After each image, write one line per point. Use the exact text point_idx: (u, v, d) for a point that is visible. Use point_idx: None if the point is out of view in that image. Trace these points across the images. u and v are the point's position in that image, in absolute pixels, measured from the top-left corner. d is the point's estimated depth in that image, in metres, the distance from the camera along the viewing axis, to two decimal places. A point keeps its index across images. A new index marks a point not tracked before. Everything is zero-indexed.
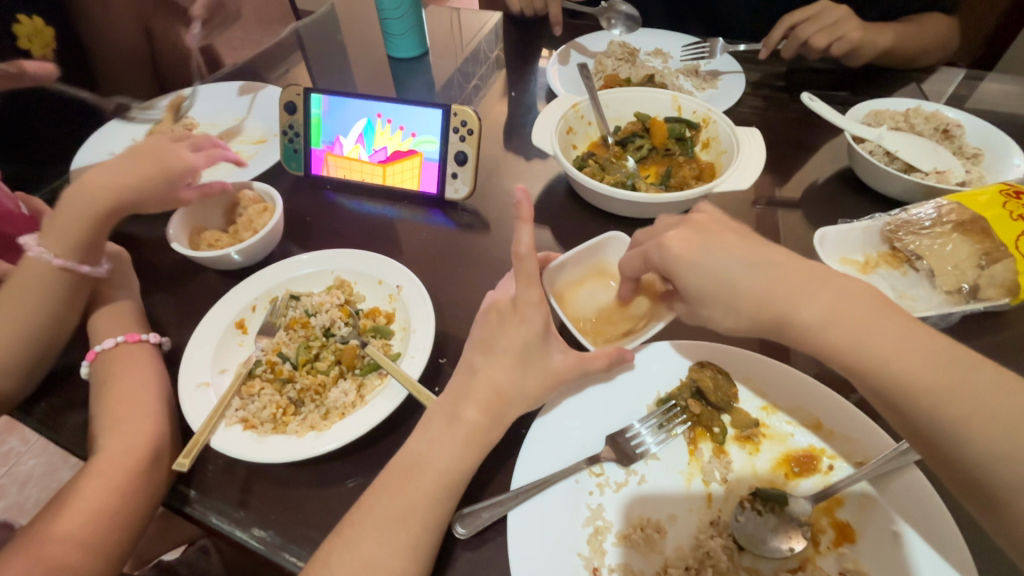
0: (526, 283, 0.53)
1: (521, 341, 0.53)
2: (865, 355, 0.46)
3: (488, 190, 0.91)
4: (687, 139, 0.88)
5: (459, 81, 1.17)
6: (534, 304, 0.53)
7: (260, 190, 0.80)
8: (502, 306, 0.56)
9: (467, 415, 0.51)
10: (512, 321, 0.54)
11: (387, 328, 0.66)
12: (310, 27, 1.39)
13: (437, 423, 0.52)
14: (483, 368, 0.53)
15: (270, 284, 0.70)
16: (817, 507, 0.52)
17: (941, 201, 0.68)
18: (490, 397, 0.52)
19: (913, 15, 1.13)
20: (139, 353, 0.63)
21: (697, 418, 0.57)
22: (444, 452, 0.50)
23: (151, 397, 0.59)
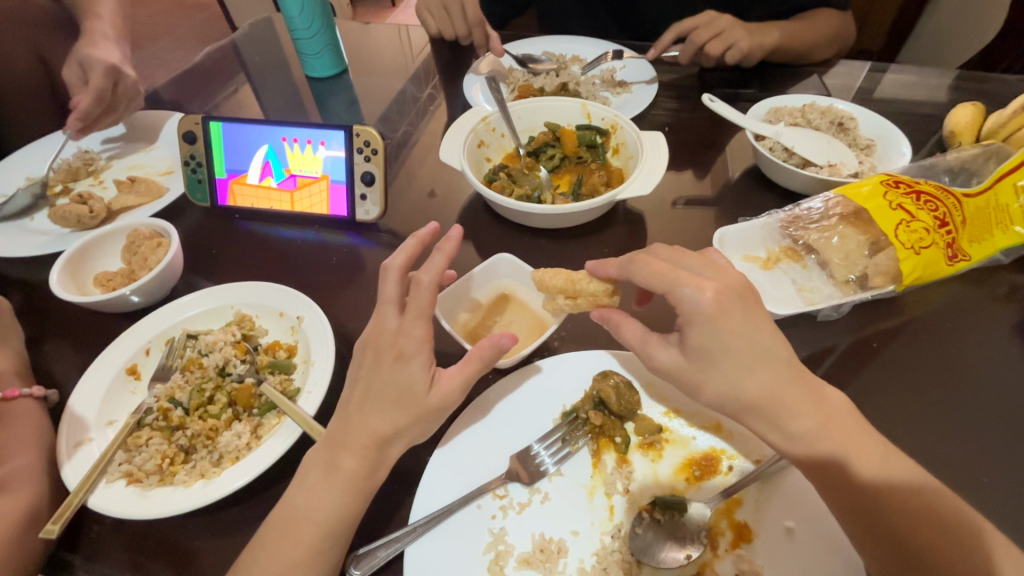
0: (414, 317, 0.50)
1: (396, 381, 0.49)
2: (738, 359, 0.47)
3: (407, 209, 0.90)
4: (598, 145, 0.89)
5: (410, 95, 1.15)
6: (416, 341, 0.49)
7: (154, 226, 0.76)
8: (381, 341, 0.51)
9: (343, 462, 0.48)
10: (388, 359, 0.50)
11: (288, 362, 0.64)
12: (246, 40, 1.35)
13: (314, 472, 0.49)
14: (355, 414, 0.50)
15: (164, 325, 0.67)
16: (717, 510, 0.52)
17: (829, 195, 0.70)
18: (366, 441, 0.49)
19: (815, 13, 1.17)
20: (19, 409, 0.59)
21: (599, 429, 0.57)
22: (330, 498, 0.48)
23: (28, 458, 0.55)
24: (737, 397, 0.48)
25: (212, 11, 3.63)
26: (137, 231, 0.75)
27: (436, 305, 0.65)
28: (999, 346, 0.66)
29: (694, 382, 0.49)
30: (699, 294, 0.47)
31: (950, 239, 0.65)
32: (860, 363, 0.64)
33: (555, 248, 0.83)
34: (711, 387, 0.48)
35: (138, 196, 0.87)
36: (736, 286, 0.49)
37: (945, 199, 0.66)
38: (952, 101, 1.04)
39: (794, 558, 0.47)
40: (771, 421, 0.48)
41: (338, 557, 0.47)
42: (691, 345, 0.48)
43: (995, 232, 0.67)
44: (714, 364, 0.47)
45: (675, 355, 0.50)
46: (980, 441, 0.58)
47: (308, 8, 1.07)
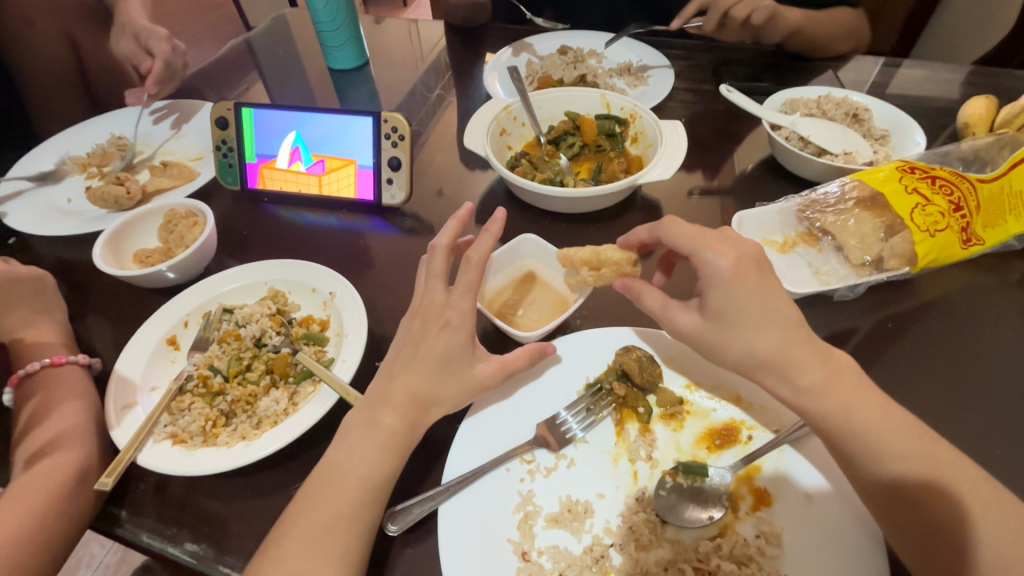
0: (462, 291, 0.54)
1: (441, 347, 0.53)
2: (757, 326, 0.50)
3: (431, 195, 0.93)
4: (617, 134, 0.91)
5: (418, 92, 1.18)
6: (463, 313, 0.53)
7: (190, 206, 0.79)
8: (430, 311, 0.55)
9: (384, 419, 0.51)
10: (434, 327, 0.53)
11: (321, 334, 0.66)
12: (260, 37, 1.39)
13: (355, 430, 0.52)
14: (400, 373, 0.53)
15: (201, 298, 0.70)
16: (738, 476, 0.54)
17: (845, 179, 0.72)
18: (406, 400, 0.52)
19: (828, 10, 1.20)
20: (66, 375, 0.62)
21: (622, 400, 0.59)
22: (369, 457, 0.50)
23: (78, 419, 0.58)
24: (753, 357, 0.50)
25: (228, 10, 3.68)
26: (173, 210, 0.78)
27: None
28: (1013, 328, 0.67)
29: (714, 344, 0.52)
30: (719, 259, 0.50)
31: (965, 223, 0.67)
32: (875, 342, 0.66)
33: (575, 232, 0.86)
34: (727, 347, 0.51)
35: (171, 179, 0.91)
36: (753, 254, 0.52)
37: (960, 184, 0.68)
38: (965, 94, 1.06)
39: (812, 521, 0.49)
40: (781, 376, 0.50)
41: (378, 513, 0.49)
42: (711, 306, 0.51)
43: (1010, 218, 0.69)
44: (731, 325, 0.50)
45: (695, 317, 0.52)
46: (994, 417, 0.60)
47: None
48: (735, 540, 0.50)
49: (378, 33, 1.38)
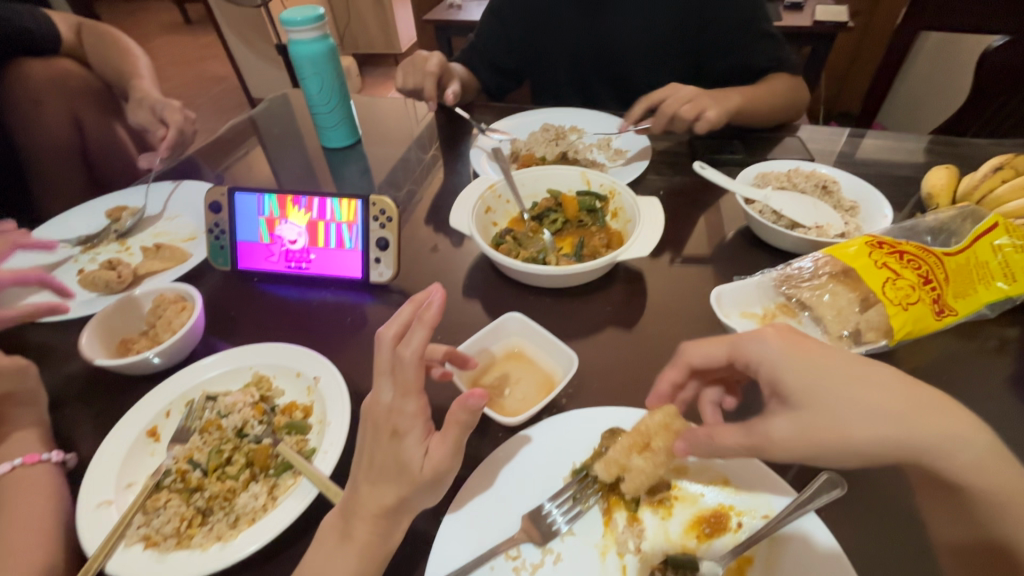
0: (403, 395, 0.50)
1: (394, 455, 0.50)
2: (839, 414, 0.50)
3: (417, 270, 0.95)
4: (598, 210, 0.95)
5: (414, 154, 1.26)
6: (411, 416, 0.50)
7: (178, 291, 0.80)
8: (377, 415, 0.52)
9: (356, 531, 0.50)
10: (383, 436, 0.51)
11: (303, 422, 0.66)
12: (262, 115, 1.46)
13: (328, 540, 0.51)
14: (362, 484, 0.51)
15: (184, 387, 0.70)
16: (729, 568, 0.53)
17: (817, 255, 0.75)
18: (376, 509, 0.50)
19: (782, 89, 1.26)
20: (38, 475, 0.60)
21: (609, 487, 0.59)
22: (346, 563, 0.49)
23: (46, 524, 0.56)
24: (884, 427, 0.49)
25: (233, 83, 3.89)
26: (162, 295, 0.79)
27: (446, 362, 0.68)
28: (996, 398, 0.68)
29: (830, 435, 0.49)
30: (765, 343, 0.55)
31: (936, 295, 0.69)
32: None
33: (559, 306, 0.87)
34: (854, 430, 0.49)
35: (163, 261, 0.93)
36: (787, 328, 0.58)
37: (927, 258, 0.70)
38: (928, 163, 1.11)
39: None
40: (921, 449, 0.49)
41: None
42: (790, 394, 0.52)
43: (979, 288, 0.71)
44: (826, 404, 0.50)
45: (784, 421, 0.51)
46: None
47: (325, 85, 1.18)
48: None
49: (372, 110, 1.45)
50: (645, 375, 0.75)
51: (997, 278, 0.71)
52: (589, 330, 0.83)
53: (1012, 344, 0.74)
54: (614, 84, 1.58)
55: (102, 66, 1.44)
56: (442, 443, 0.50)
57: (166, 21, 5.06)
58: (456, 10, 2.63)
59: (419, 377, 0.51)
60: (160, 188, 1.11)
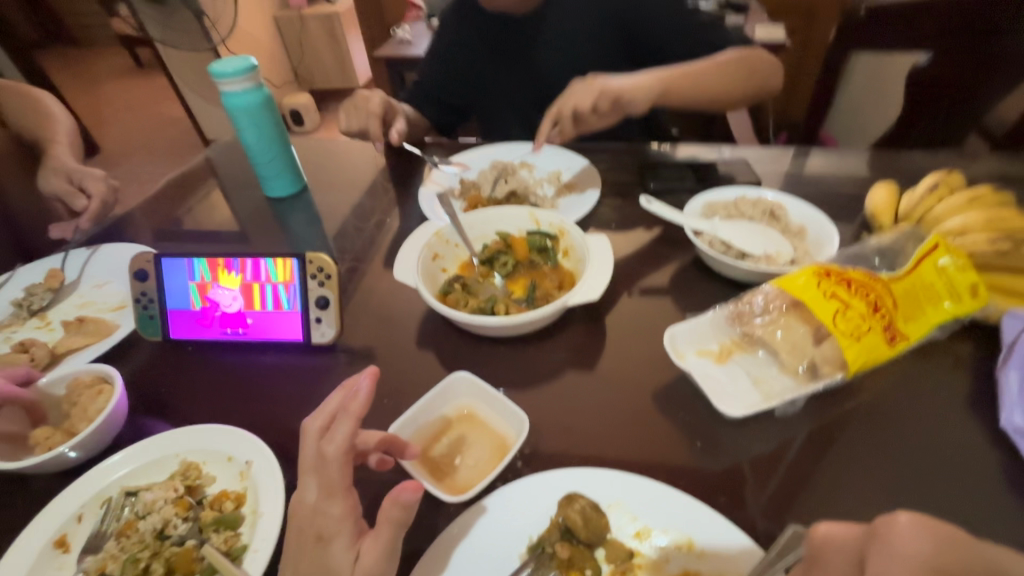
0: (329, 495, 0.48)
1: (324, 561, 0.45)
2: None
3: (365, 324, 0.90)
4: (549, 248, 0.92)
5: (379, 184, 1.25)
6: (336, 519, 0.47)
7: (96, 372, 0.73)
8: (303, 518, 0.49)
9: None
10: (314, 540, 0.46)
11: (234, 514, 0.59)
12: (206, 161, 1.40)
13: None
14: None
15: (101, 484, 0.63)
16: None
17: (767, 291, 0.73)
18: None
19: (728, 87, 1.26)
20: None
21: (568, 563, 0.55)
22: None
23: None
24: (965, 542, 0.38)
25: (185, 126, 3.79)
26: (78, 379, 0.72)
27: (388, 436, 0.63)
28: (957, 417, 0.67)
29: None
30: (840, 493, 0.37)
31: (886, 321, 0.68)
32: (819, 457, 0.64)
33: (515, 354, 0.83)
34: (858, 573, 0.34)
35: (85, 336, 0.85)
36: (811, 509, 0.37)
37: (874, 285, 0.69)
38: (872, 179, 1.13)
39: None
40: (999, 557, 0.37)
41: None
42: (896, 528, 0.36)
43: (927, 309, 0.71)
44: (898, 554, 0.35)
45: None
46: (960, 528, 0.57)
47: (263, 135, 1.14)
48: None
49: (320, 153, 1.42)
50: (606, 423, 0.71)
51: (944, 298, 0.71)
52: (547, 377, 0.79)
53: (968, 360, 0.73)
54: None
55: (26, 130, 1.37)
56: (377, 543, 0.46)
57: (114, 67, 4.95)
58: (406, 45, 2.64)
59: (345, 472, 0.49)
60: (88, 253, 1.04)
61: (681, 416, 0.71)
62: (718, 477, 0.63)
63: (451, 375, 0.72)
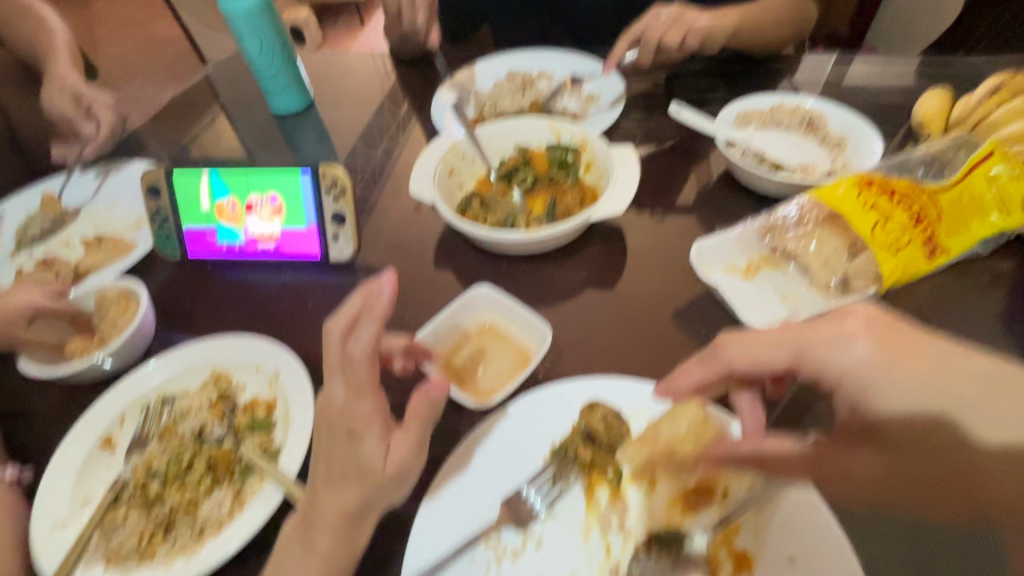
0: (356, 393, 0.48)
1: (354, 460, 0.47)
2: (933, 390, 0.46)
3: (381, 242, 0.88)
4: (570, 163, 0.88)
5: (390, 103, 1.19)
6: (365, 416, 0.47)
7: (121, 286, 0.74)
8: (331, 416, 0.49)
9: (318, 539, 0.47)
10: (343, 442, 0.47)
11: (267, 420, 0.62)
12: (210, 75, 1.34)
13: (289, 548, 0.48)
14: (323, 491, 0.48)
15: (139, 391, 0.66)
16: (716, 540, 0.51)
17: (802, 200, 0.70)
18: (338, 516, 0.47)
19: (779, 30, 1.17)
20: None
21: (590, 464, 0.56)
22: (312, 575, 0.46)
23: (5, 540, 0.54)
24: None
25: (184, 45, 3.61)
26: (103, 292, 0.73)
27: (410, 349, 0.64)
28: (987, 335, 0.65)
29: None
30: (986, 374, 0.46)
31: (928, 234, 0.65)
32: None
33: (534, 271, 0.82)
34: None
35: (105, 254, 0.86)
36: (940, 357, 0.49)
37: (921, 196, 0.65)
38: (921, 88, 1.04)
39: None
40: None
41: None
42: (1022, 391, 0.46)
43: (972, 223, 0.68)
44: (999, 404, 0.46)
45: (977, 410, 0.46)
46: None
47: (264, 44, 1.07)
48: None
49: (325, 66, 1.34)
50: (627, 338, 0.71)
51: (991, 212, 0.67)
52: (568, 295, 0.78)
53: (1005, 279, 0.70)
54: (585, 22, 1.46)
55: (19, 47, 1.31)
56: (405, 440, 0.48)
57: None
58: None
59: (370, 372, 0.48)
60: (98, 171, 1.02)
61: (703, 331, 0.70)
62: None
63: (473, 287, 0.71)
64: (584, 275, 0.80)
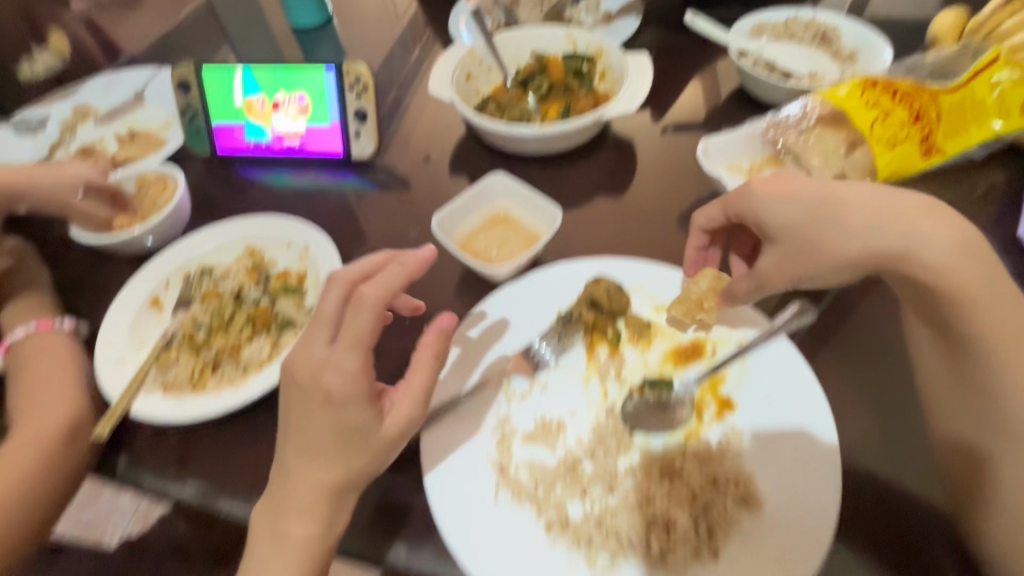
0: (348, 345, 0.47)
1: None
2: (840, 219, 0.51)
3: (400, 145, 0.92)
4: (585, 72, 0.90)
5: (408, 18, 1.19)
6: (351, 371, 0.46)
7: (158, 170, 0.78)
8: (306, 370, 0.48)
9: None
10: None
11: (299, 286, 0.68)
12: None
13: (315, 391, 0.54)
14: None
15: (181, 260, 0.71)
16: (703, 387, 0.57)
17: (809, 100, 0.72)
18: None
19: None
20: (54, 342, 0.63)
21: (592, 326, 0.62)
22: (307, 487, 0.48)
23: (74, 375, 0.61)
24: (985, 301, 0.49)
25: None
26: (142, 175, 0.78)
27: (432, 227, 0.69)
28: None
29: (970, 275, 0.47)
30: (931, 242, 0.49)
31: (925, 133, 0.68)
32: None
33: (547, 173, 0.85)
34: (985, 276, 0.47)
35: (140, 148, 0.90)
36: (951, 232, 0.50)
37: (922, 94, 0.68)
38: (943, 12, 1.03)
39: (771, 418, 0.53)
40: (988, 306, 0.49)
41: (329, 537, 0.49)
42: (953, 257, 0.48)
43: (972, 128, 0.70)
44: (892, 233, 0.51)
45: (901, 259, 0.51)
46: None
47: None
48: (700, 444, 0.52)
49: None
50: (632, 234, 0.76)
51: (993, 116, 0.70)
52: (577, 197, 0.81)
53: (999, 188, 0.73)
54: None
55: None
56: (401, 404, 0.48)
57: None
58: None
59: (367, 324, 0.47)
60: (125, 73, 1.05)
61: None
62: None
63: (487, 176, 0.75)
64: (595, 177, 0.83)
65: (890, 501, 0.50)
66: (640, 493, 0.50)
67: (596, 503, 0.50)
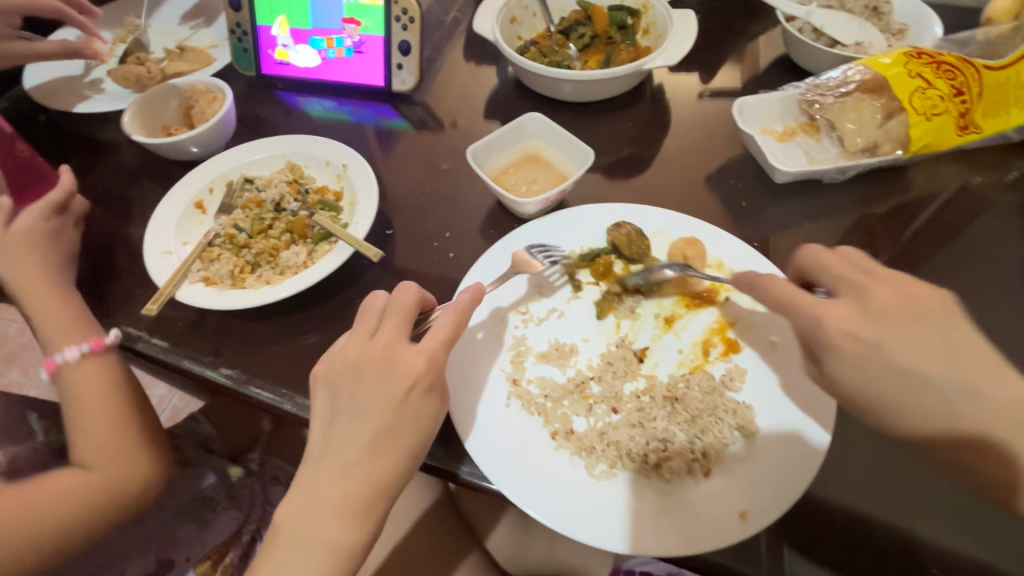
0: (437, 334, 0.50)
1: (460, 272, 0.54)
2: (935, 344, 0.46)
3: (438, 84, 0.93)
4: (629, 26, 0.90)
5: None
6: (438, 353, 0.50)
7: (209, 84, 0.81)
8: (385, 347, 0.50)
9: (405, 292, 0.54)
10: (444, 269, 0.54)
11: (335, 203, 0.71)
12: None
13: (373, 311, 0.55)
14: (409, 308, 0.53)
15: (225, 168, 0.74)
16: (711, 328, 0.60)
17: (855, 66, 0.72)
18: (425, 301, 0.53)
19: None
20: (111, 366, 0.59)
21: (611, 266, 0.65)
22: (331, 464, 0.46)
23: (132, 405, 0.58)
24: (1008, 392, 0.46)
25: None
26: (194, 87, 0.81)
27: (465, 155, 0.71)
28: (998, 223, 0.70)
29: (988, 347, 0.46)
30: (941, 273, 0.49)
31: (963, 109, 0.68)
32: (857, 233, 0.69)
33: (581, 122, 0.86)
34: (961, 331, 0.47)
35: (189, 63, 0.93)
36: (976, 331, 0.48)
37: (965, 69, 0.68)
38: None
39: (774, 362, 0.56)
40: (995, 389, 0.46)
41: (341, 541, 0.45)
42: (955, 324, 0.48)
43: (1012, 109, 0.69)
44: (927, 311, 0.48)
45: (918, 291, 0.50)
46: (962, 298, 0.63)
47: None
48: (703, 375, 0.57)
49: None
50: (662, 187, 0.77)
51: None
52: (608, 150, 0.82)
53: None
54: None
55: None
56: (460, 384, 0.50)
57: None
58: None
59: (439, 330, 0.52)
60: None
61: (731, 183, 0.76)
62: (753, 235, 0.71)
63: (524, 116, 0.76)
64: (629, 131, 0.84)
65: (896, 498, 0.50)
66: (641, 414, 0.55)
67: (599, 419, 0.55)
